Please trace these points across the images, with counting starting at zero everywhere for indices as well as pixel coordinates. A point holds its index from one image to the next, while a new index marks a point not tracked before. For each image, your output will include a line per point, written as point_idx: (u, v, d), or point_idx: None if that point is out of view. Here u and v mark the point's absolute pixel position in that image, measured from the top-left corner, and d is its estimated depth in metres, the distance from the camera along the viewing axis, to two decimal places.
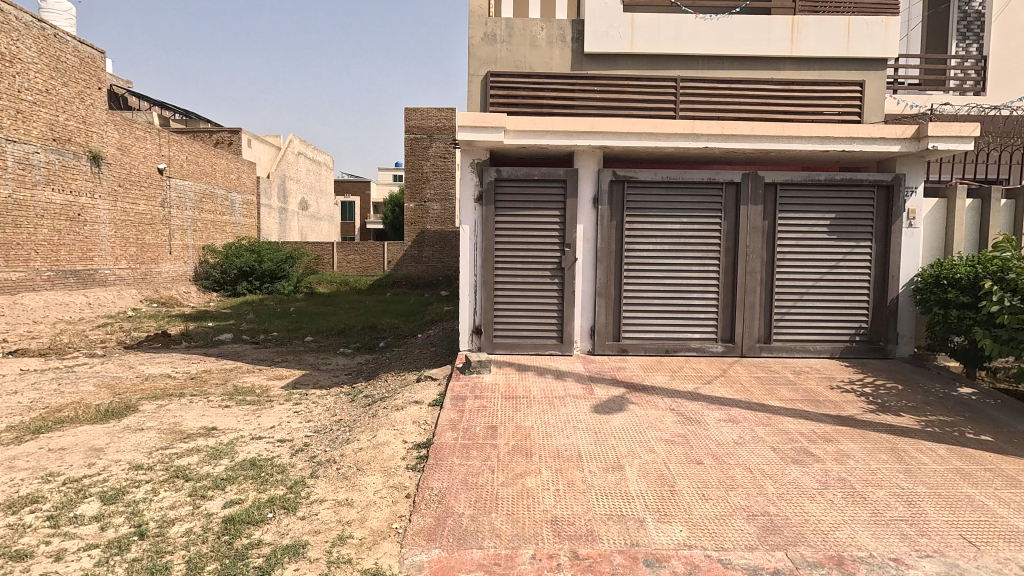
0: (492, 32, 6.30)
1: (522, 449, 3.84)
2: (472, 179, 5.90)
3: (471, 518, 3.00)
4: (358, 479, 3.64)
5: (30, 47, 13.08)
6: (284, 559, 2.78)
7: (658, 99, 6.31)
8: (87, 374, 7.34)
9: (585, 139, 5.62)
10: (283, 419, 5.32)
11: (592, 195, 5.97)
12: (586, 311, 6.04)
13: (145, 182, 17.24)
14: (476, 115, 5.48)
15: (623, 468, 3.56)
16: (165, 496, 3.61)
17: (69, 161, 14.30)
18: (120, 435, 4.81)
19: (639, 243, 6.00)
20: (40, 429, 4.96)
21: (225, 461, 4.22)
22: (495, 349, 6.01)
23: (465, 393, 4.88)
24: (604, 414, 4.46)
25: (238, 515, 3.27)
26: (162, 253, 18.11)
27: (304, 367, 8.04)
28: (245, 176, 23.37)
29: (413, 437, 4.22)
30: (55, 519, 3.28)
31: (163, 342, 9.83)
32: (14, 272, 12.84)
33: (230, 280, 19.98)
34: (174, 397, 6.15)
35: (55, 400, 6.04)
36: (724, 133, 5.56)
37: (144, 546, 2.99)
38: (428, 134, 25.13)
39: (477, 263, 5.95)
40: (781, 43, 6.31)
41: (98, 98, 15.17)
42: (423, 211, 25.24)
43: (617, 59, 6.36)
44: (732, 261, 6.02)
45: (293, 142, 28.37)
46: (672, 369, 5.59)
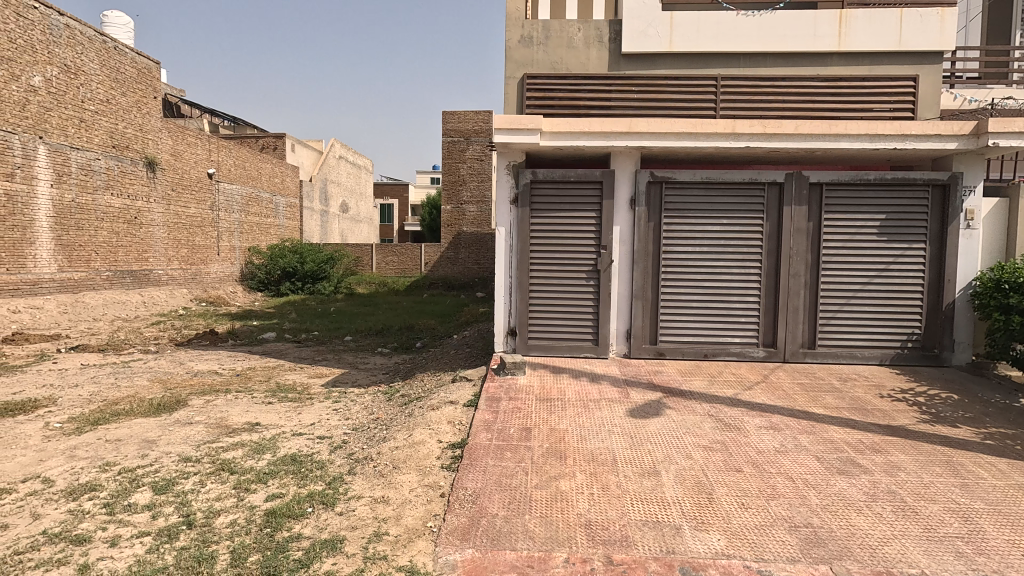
0: (529, 35, 6.32)
1: (556, 451, 3.83)
2: (508, 182, 5.93)
3: (504, 519, 3.00)
4: (393, 477, 3.70)
5: (92, 59, 13.83)
6: (322, 553, 2.85)
7: (697, 98, 6.18)
8: (141, 369, 7.70)
9: (622, 140, 5.57)
10: (323, 416, 5.46)
11: (629, 196, 5.90)
12: (622, 313, 5.98)
13: (196, 187, 18.01)
14: (512, 117, 5.51)
15: (658, 474, 3.50)
16: (211, 488, 3.76)
17: (127, 166, 15.06)
18: (170, 429, 5.02)
19: (677, 245, 5.90)
20: (98, 420, 5.24)
21: (267, 456, 4.36)
22: (530, 350, 6.01)
23: (500, 395, 4.90)
24: (641, 418, 4.40)
25: (279, 508, 3.36)
26: (211, 255, 18.86)
27: (343, 365, 8.25)
28: (289, 181, 24.14)
29: (447, 437, 4.26)
30: (111, 506, 3.46)
31: (211, 340, 10.24)
32: (77, 272, 13.52)
33: (273, 281, 20.71)
34: (221, 393, 6.40)
35: (113, 394, 6.38)
36: (767, 132, 5.41)
37: (191, 535, 3.12)
38: (466, 138, 25.35)
39: (512, 266, 5.97)
40: (828, 37, 6.09)
41: (153, 106, 15.92)
42: (461, 214, 25.47)
43: (655, 59, 6.28)
44: (774, 263, 5.85)
45: (335, 146, 29.23)
46: (711, 374, 5.47)
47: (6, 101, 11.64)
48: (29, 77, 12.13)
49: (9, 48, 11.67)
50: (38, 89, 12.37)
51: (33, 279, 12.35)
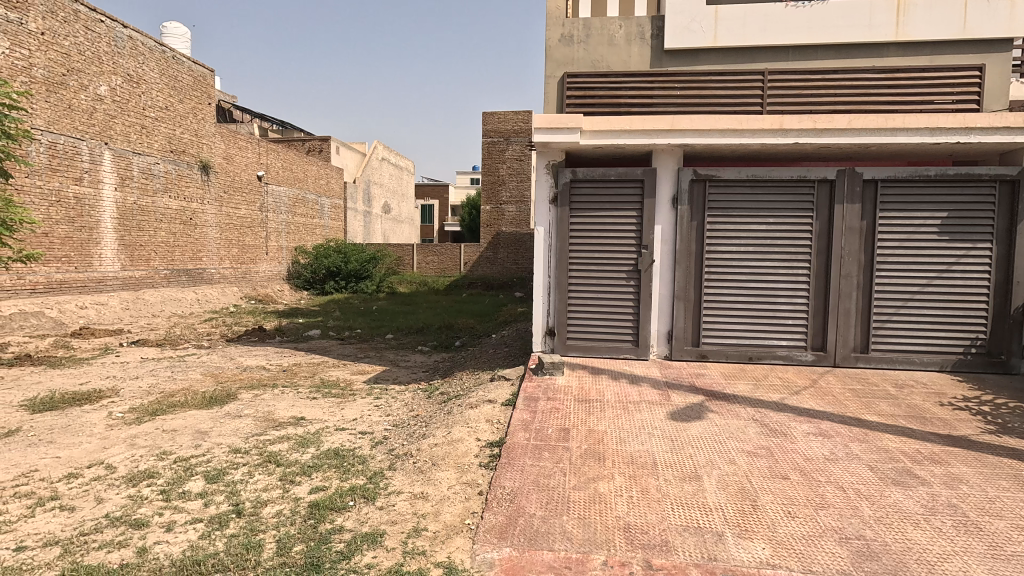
0: (569, 33, 6.29)
1: (595, 453, 3.79)
2: (547, 181, 5.92)
3: (541, 519, 3.00)
4: (433, 474, 3.75)
5: (152, 69, 14.56)
6: (363, 546, 2.91)
7: (744, 95, 5.91)
8: (195, 363, 8.07)
9: (664, 138, 5.48)
10: (365, 412, 5.58)
11: (671, 195, 5.79)
12: (663, 314, 5.87)
13: (246, 189, 18.74)
14: (552, 116, 5.49)
15: (699, 479, 3.42)
16: (259, 479, 3.90)
17: (184, 170, 15.81)
18: (221, 421, 5.24)
19: (721, 245, 5.76)
20: (157, 411, 5.52)
21: (312, 449, 4.49)
22: (568, 350, 5.98)
23: (538, 395, 4.88)
24: (681, 421, 4.31)
25: (323, 501, 3.46)
26: (260, 254, 19.58)
27: (385, 363, 8.41)
28: (334, 182, 24.81)
29: (486, 436, 4.28)
30: (168, 493, 3.64)
31: (260, 336, 10.63)
32: (138, 270, 14.27)
33: (318, 280, 21.36)
34: (268, 387, 6.64)
35: (169, 386, 6.71)
36: (817, 128, 5.21)
37: (240, 524, 3.24)
38: (505, 138, 25.43)
39: (551, 265, 5.95)
40: (884, 27, 5.84)
41: (207, 112, 16.66)
42: (500, 213, 25.57)
43: (698, 55, 6.16)
44: (824, 263, 5.62)
45: (378, 148, 29.86)
46: (755, 378, 5.30)
47: (75, 110, 12.38)
48: (95, 86, 12.87)
49: (79, 60, 12.41)
50: (104, 98, 13.11)
51: (99, 277, 13.11)
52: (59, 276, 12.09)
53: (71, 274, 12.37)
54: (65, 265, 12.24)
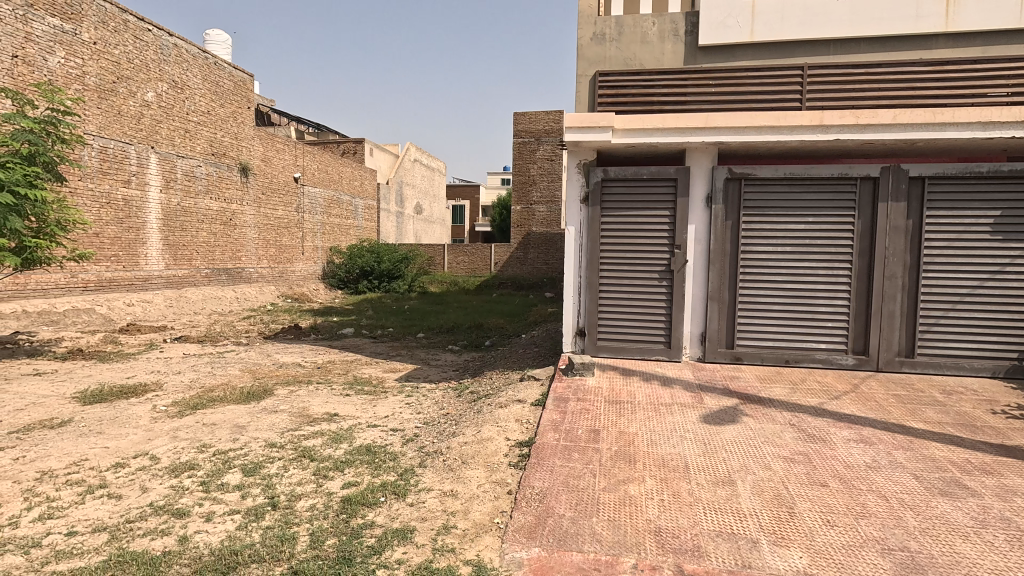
0: (601, 32, 6.24)
1: (626, 455, 3.74)
2: (578, 180, 5.89)
3: (571, 520, 2.98)
4: (462, 472, 3.77)
5: (196, 75, 15.09)
6: (393, 542, 2.95)
7: (782, 90, 5.75)
8: (234, 359, 8.33)
9: (698, 135, 5.39)
10: (396, 410, 5.66)
11: (705, 194, 5.68)
12: (697, 315, 5.76)
13: (283, 190, 19.24)
14: (583, 115, 5.46)
15: (733, 484, 3.34)
16: (293, 473, 3.99)
17: (225, 172, 16.33)
18: (258, 416, 5.39)
19: (757, 245, 5.62)
20: (197, 405, 5.71)
21: (345, 445, 4.57)
22: (599, 351, 5.94)
23: (568, 395, 4.86)
24: (714, 424, 4.22)
25: (355, 496, 3.52)
26: (296, 254, 20.07)
27: (416, 361, 8.51)
28: (367, 183, 25.24)
29: (515, 435, 4.28)
30: (207, 484, 3.76)
31: (295, 334, 10.90)
32: (181, 269, 14.80)
33: (352, 279, 21.79)
34: (303, 383, 6.81)
35: (210, 381, 6.95)
36: (860, 123, 5.03)
37: (275, 516, 3.32)
38: (536, 138, 25.41)
39: (582, 265, 5.92)
40: (934, 17, 5.59)
41: (247, 116, 17.17)
42: (530, 213, 25.57)
43: (734, 50, 6.02)
44: (867, 264, 5.42)
45: (410, 149, 30.25)
46: (793, 382, 5.15)
47: (124, 116, 12.92)
48: (143, 93, 13.41)
49: (128, 67, 12.94)
50: (151, 104, 13.65)
51: (145, 276, 13.64)
52: (109, 274, 12.63)
53: (119, 273, 12.91)
54: (114, 264, 12.78)
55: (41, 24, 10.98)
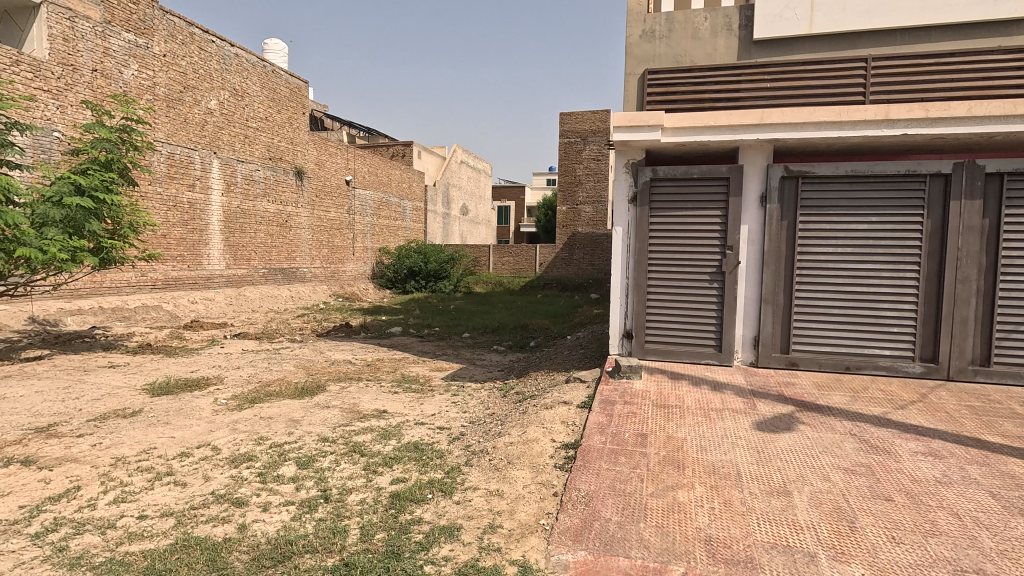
0: (651, 29, 6.14)
1: (674, 460, 3.66)
2: (626, 180, 5.82)
3: (617, 525, 2.94)
4: (508, 472, 3.78)
5: (255, 83, 15.80)
6: (440, 539, 2.99)
7: (843, 84, 5.49)
8: (289, 356, 8.66)
9: (752, 133, 5.23)
10: (443, 408, 5.74)
11: (759, 193, 5.49)
12: (750, 318, 5.57)
13: (335, 193, 19.87)
14: (632, 115, 5.40)
15: (788, 494, 3.21)
16: (344, 467, 4.11)
17: (281, 176, 17.01)
18: (312, 410, 5.58)
19: (815, 246, 5.38)
20: (255, 399, 5.98)
21: (393, 441, 4.68)
22: (646, 354, 5.83)
23: (615, 398, 4.79)
24: (768, 432, 4.07)
25: (403, 492, 3.59)
26: (347, 255, 20.69)
27: (462, 360, 8.61)
28: (415, 185, 25.73)
29: (561, 437, 4.27)
30: (264, 475, 3.92)
31: (346, 332, 11.25)
32: (240, 269, 15.50)
33: (399, 279, 22.28)
34: (354, 380, 7.01)
35: (267, 376, 7.25)
36: (930, 116, 4.74)
37: (327, 508, 3.43)
38: (582, 138, 25.24)
39: (629, 266, 5.84)
40: (1013, 3, 5.22)
41: (302, 121, 17.84)
42: (576, 214, 25.43)
43: (791, 43, 5.79)
44: (936, 266, 5.10)
45: (457, 151, 30.65)
46: (854, 389, 4.90)
47: (190, 123, 13.66)
48: (207, 101, 14.13)
49: (193, 77, 13.68)
50: (214, 111, 14.38)
51: (208, 275, 14.35)
52: (174, 273, 13.35)
53: (184, 272, 13.62)
54: (178, 264, 13.48)
55: (118, 39, 11.74)
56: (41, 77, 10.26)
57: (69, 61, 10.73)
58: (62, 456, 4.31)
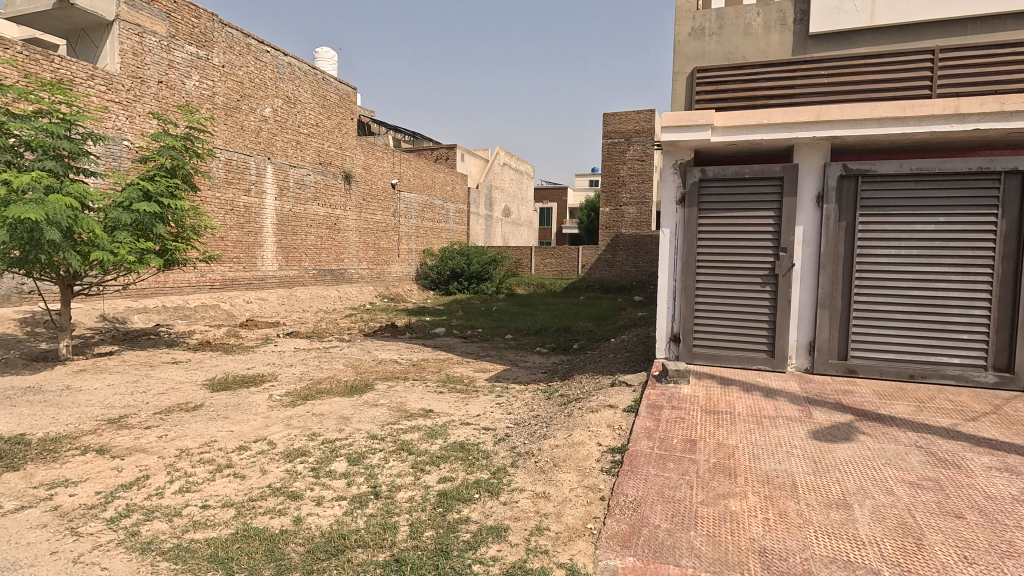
0: (700, 26, 6.01)
1: (726, 468, 3.57)
2: (674, 181, 5.72)
3: (667, 532, 2.89)
4: (554, 474, 3.78)
5: (306, 90, 16.36)
6: (488, 539, 3.02)
7: (907, 77, 5.22)
8: (339, 355, 8.91)
9: (808, 130, 5.06)
10: (487, 409, 5.78)
11: (816, 193, 5.29)
12: (805, 322, 5.37)
13: (381, 196, 20.33)
14: (681, 114, 5.32)
15: (848, 507, 3.08)
16: (393, 464, 4.20)
17: (330, 180, 17.54)
18: (361, 408, 5.72)
19: (877, 247, 5.14)
20: (307, 396, 6.18)
21: (440, 440, 4.75)
22: (694, 358, 5.71)
23: (662, 403, 4.71)
24: (826, 441, 3.90)
25: (451, 491, 3.64)
26: (393, 256, 21.14)
27: (506, 362, 8.65)
28: (458, 187, 26.05)
29: (607, 441, 4.23)
30: (317, 470, 4.06)
31: (392, 332, 11.49)
32: (292, 270, 16.05)
33: (443, 280, 22.60)
34: (401, 379, 7.15)
35: (318, 374, 7.49)
36: (1006, 110, 4.45)
37: (377, 504, 3.51)
38: (626, 138, 24.93)
39: (677, 268, 5.74)
40: None
41: (350, 127, 18.36)
42: (619, 215, 25.12)
43: (851, 37, 5.54)
44: (1012, 270, 4.78)
45: (500, 153, 30.83)
46: (918, 399, 4.65)
47: (246, 130, 14.27)
48: (261, 109, 14.73)
49: (250, 87, 14.28)
50: (268, 119, 14.97)
51: (262, 276, 14.92)
52: (231, 274, 13.94)
53: (240, 273, 14.20)
54: (235, 265, 14.07)
55: (182, 52, 12.38)
56: (113, 90, 10.93)
57: (137, 74, 11.39)
58: (133, 446, 4.57)
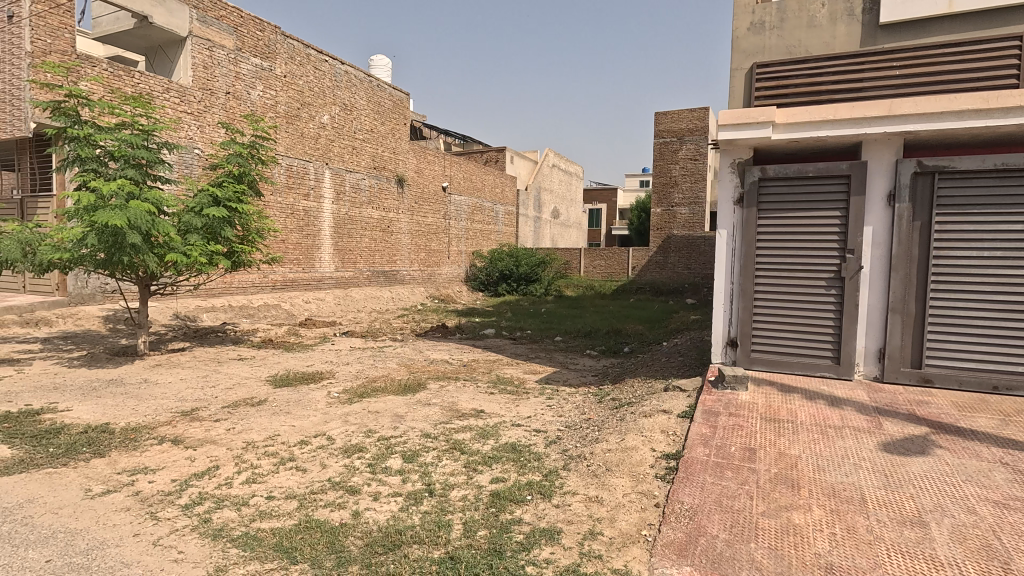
0: (760, 20, 5.82)
1: (788, 479, 3.43)
2: (732, 181, 5.56)
3: (726, 543, 2.80)
4: (607, 479, 3.74)
5: (362, 97, 16.88)
6: (541, 541, 3.02)
7: (991, 66, 4.87)
8: (392, 354, 9.13)
9: (878, 126, 4.80)
10: (538, 410, 5.78)
11: (887, 191, 5.01)
12: (874, 328, 5.08)
13: (433, 199, 20.71)
14: (739, 112, 5.18)
15: (924, 526, 2.89)
16: (446, 463, 4.27)
17: (384, 184, 18.01)
18: (414, 407, 5.84)
19: (956, 249, 4.80)
20: (363, 394, 6.37)
21: (492, 441, 4.79)
22: (752, 364, 5.52)
23: (719, 409, 4.58)
24: (898, 454, 3.69)
25: (503, 492, 3.66)
26: (443, 258, 21.50)
27: (555, 364, 8.63)
28: (507, 190, 26.20)
29: (661, 446, 4.15)
30: (374, 466, 4.18)
31: (443, 332, 11.67)
32: (348, 271, 16.59)
33: (492, 282, 22.78)
34: (452, 379, 7.25)
35: (373, 372, 7.71)
36: None
37: (432, 502, 3.58)
38: (678, 137, 24.35)
39: (734, 271, 5.58)
40: None
41: (403, 132, 18.80)
42: (671, 216, 24.56)
43: (926, 25, 5.23)
44: None
45: (549, 155, 30.79)
46: (1003, 412, 4.31)
47: (306, 137, 14.86)
48: (320, 116, 15.30)
49: (309, 95, 14.87)
50: (326, 125, 15.54)
51: (319, 277, 15.49)
52: (291, 275, 14.54)
53: (299, 274, 14.79)
54: (295, 266, 14.66)
55: (248, 64, 13.04)
56: (186, 101, 11.64)
57: (207, 85, 12.06)
58: (204, 437, 4.84)
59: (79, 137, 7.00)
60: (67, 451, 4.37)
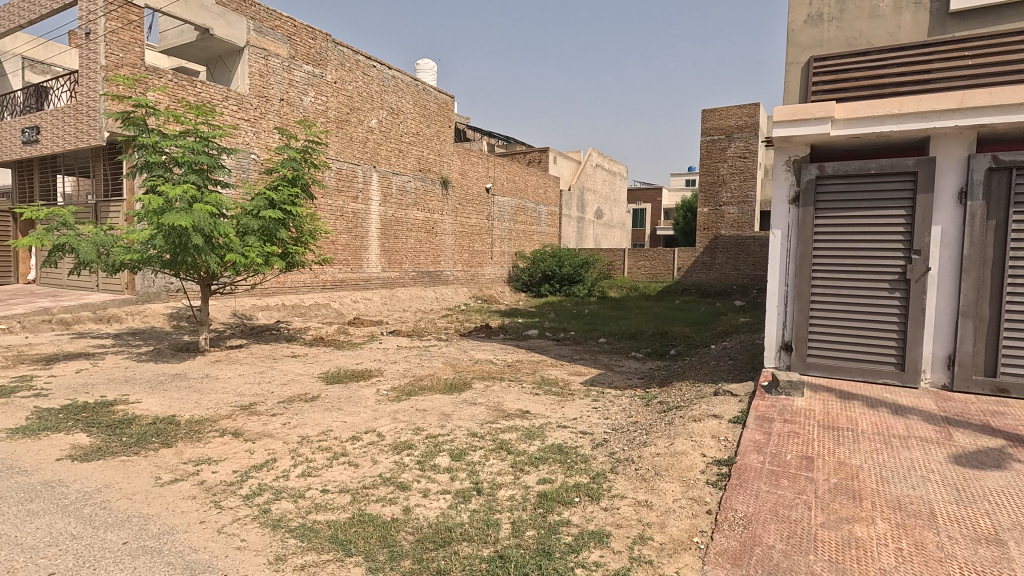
0: (818, 11, 5.61)
1: (848, 490, 3.29)
2: (787, 179, 5.39)
3: (782, 554, 2.71)
4: (656, 483, 3.68)
5: (408, 101, 17.19)
6: (590, 543, 3.00)
7: None
8: (437, 353, 9.26)
9: (947, 120, 4.55)
10: (584, 412, 5.75)
11: (958, 188, 4.73)
12: (943, 333, 4.81)
13: (476, 200, 20.88)
14: (795, 108, 5.02)
15: (1001, 544, 2.72)
16: (494, 462, 4.30)
17: (429, 185, 18.29)
18: (460, 406, 5.91)
19: None
20: (410, 392, 6.49)
21: (538, 441, 4.79)
22: (808, 369, 5.31)
23: (772, 415, 4.43)
24: (972, 468, 3.47)
25: (551, 493, 3.66)
26: (486, 259, 21.67)
27: (600, 365, 8.56)
28: (550, 190, 26.15)
29: (712, 452, 4.05)
30: (423, 463, 4.25)
31: (487, 332, 11.76)
32: (394, 272, 16.94)
33: (534, 282, 22.79)
34: (497, 380, 7.29)
35: (419, 371, 7.84)
36: None
37: (480, 500, 3.62)
38: (726, 134, 23.67)
39: (789, 272, 5.39)
40: None
41: (447, 134, 19.05)
42: (718, 215, 23.93)
43: (1002, 11, 4.95)
44: None
45: (593, 155, 30.53)
46: None
47: (355, 141, 15.27)
48: (368, 121, 15.69)
49: (358, 100, 15.26)
50: (374, 129, 15.91)
51: (367, 277, 15.88)
52: (340, 275, 14.98)
53: (348, 274, 15.22)
54: (344, 267, 15.09)
55: (301, 71, 13.51)
56: (244, 109, 12.16)
57: (263, 93, 12.57)
58: (262, 431, 5.05)
59: (147, 145, 7.43)
60: (139, 440, 4.65)
